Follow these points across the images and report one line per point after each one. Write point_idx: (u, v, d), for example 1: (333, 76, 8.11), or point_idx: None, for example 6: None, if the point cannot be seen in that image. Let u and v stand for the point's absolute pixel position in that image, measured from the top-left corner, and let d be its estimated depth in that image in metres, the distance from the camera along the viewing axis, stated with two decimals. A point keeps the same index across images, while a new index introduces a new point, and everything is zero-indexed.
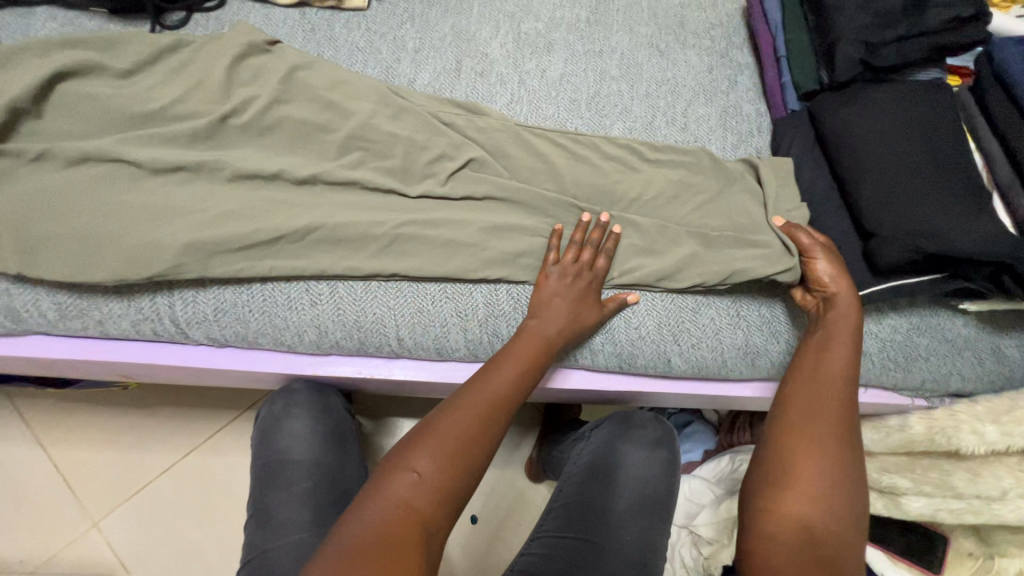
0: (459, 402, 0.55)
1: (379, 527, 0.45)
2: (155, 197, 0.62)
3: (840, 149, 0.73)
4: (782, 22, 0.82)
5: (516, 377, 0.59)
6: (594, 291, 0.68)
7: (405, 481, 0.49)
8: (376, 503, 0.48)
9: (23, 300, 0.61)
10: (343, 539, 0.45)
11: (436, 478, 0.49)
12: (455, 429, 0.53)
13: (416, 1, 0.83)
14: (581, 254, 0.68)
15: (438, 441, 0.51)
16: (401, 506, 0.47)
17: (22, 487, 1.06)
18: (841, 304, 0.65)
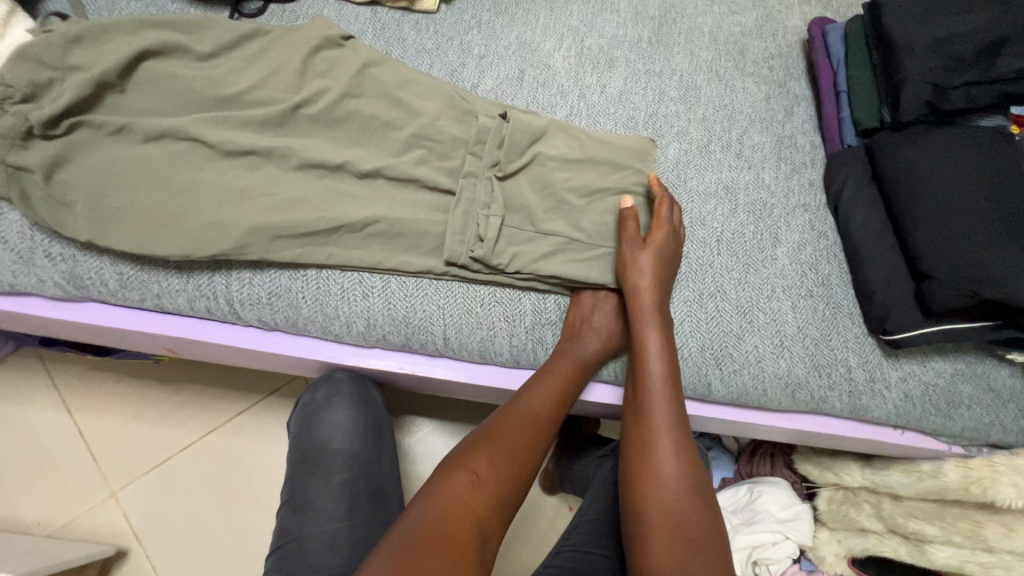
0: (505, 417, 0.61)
1: (441, 522, 0.50)
2: (225, 179, 0.63)
3: (898, 188, 0.72)
4: (845, 58, 0.83)
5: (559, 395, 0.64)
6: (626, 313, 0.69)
7: (460, 480, 0.54)
8: (435, 502, 0.52)
9: (88, 268, 0.63)
10: (400, 532, 0.50)
11: (485, 481, 0.55)
12: (500, 446, 0.58)
13: (484, 9, 0.84)
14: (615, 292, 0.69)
15: (487, 453, 0.57)
16: (458, 505, 0.52)
17: (47, 450, 1.08)
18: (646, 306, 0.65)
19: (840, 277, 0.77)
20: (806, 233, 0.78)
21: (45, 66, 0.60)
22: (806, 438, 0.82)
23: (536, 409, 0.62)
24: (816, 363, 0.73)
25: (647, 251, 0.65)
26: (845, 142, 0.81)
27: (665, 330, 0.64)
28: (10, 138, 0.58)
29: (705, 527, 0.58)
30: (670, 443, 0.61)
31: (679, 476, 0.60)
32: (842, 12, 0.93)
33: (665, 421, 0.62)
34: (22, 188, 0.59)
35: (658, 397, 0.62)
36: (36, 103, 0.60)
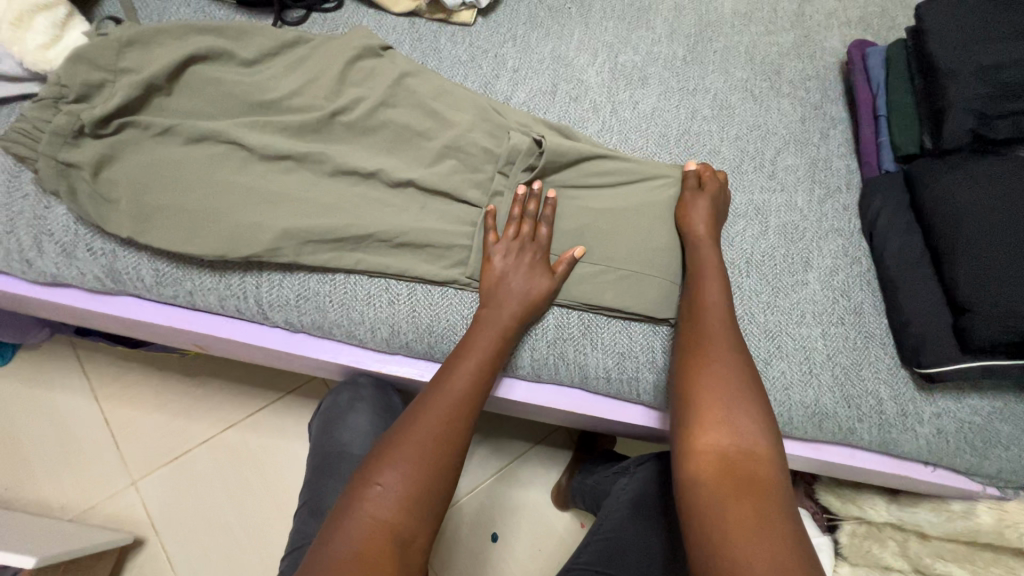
0: (423, 404, 0.55)
1: (355, 547, 0.46)
2: (262, 183, 0.64)
3: (937, 217, 0.70)
4: (886, 82, 0.82)
5: (476, 370, 0.59)
6: (541, 260, 0.66)
7: (372, 495, 0.49)
8: (348, 523, 0.48)
9: (126, 262, 0.65)
10: (317, 567, 0.45)
11: (403, 487, 0.50)
12: (425, 431, 0.53)
13: (520, 23, 0.85)
14: (521, 228, 0.67)
15: (404, 455, 0.51)
16: (371, 522, 0.48)
17: (74, 435, 1.11)
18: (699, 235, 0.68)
19: (874, 305, 0.74)
20: (839, 258, 0.77)
21: (98, 68, 0.63)
22: (832, 470, 0.79)
23: (457, 390, 0.57)
24: (845, 393, 0.70)
25: (703, 198, 0.70)
26: (882, 167, 0.80)
27: (718, 266, 0.66)
28: (62, 136, 0.60)
29: (762, 438, 0.53)
30: (718, 333, 0.60)
31: (731, 377, 0.56)
32: (882, 36, 0.92)
33: (714, 319, 0.61)
34: (70, 183, 0.61)
35: (711, 294, 0.63)
36: (88, 104, 0.62)
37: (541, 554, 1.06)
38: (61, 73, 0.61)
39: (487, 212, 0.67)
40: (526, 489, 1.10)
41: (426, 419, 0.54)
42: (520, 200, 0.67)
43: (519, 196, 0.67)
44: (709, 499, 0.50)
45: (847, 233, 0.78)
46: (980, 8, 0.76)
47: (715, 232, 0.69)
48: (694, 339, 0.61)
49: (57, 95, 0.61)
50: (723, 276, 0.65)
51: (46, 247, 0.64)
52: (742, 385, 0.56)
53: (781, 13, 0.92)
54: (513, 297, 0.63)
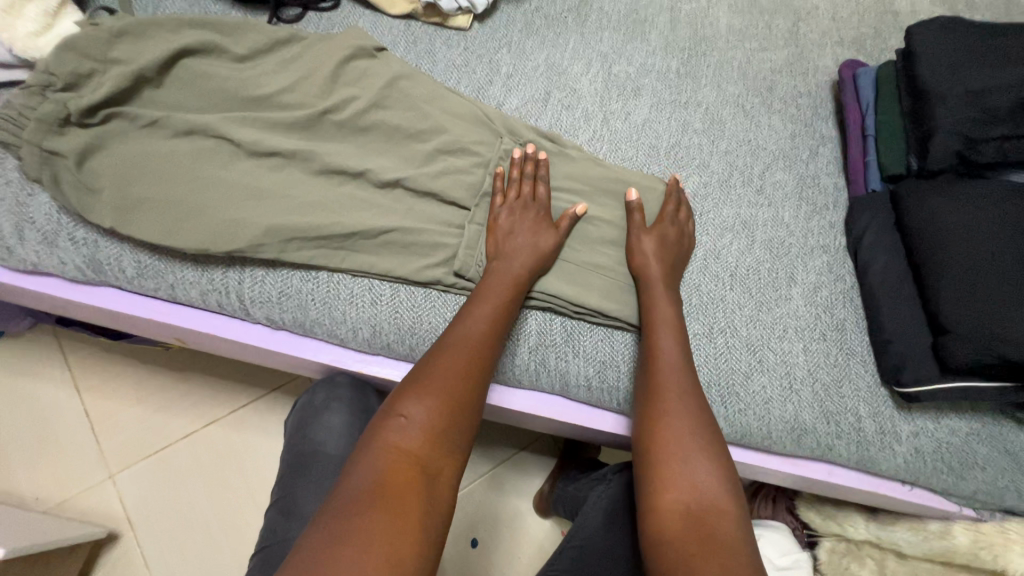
0: (439, 344, 0.57)
1: (376, 473, 0.47)
2: (249, 178, 0.64)
3: (921, 238, 0.71)
4: (875, 103, 0.82)
5: (490, 316, 0.60)
6: (543, 216, 0.67)
7: (395, 425, 0.50)
8: (375, 449, 0.49)
9: (106, 253, 0.64)
10: (345, 488, 0.46)
11: (426, 420, 0.51)
12: (440, 368, 0.54)
13: (516, 30, 0.85)
14: (522, 189, 0.69)
15: (428, 390, 0.53)
16: (393, 451, 0.49)
17: (52, 426, 1.09)
18: (642, 249, 0.68)
19: (856, 322, 0.75)
20: (823, 275, 0.77)
21: (88, 57, 0.63)
22: (810, 486, 0.80)
23: (468, 335, 0.58)
24: (825, 409, 0.71)
25: (652, 239, 0.68)
26: (869, 186, 0.80)
27: (676, 322, 0.64)
28: (47, 124, 0.60)
29: (722, 492, 0.52)
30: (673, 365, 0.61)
31: (690, 437, 0.55)
32: (873, 58, 0.94)
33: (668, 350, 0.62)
34: (53, 171, 0.61)
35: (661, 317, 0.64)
36: (76, 93, 0.62)
37: (519, 561, 1.05)
38: (51, 61, 0.61)
39: (495, 173, 0.69)
40: (508, 496, 1.09)
41: (448, 360, 0.55)
42: (517, 163, 0.69)
43: (516, 160, 0.69)
44: (673, 552, 0.49)
45: (833, 251, 0.79)
46: (967, 33, 0.77)
47: (669, 271, 0.67)
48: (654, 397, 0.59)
49: (45, 83, 0.62)
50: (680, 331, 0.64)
51: (26, 234, 0.63)
52: (699, 426, 0.56)
53: (775, 30, 0.93)
54: (521, 250, 0.64)
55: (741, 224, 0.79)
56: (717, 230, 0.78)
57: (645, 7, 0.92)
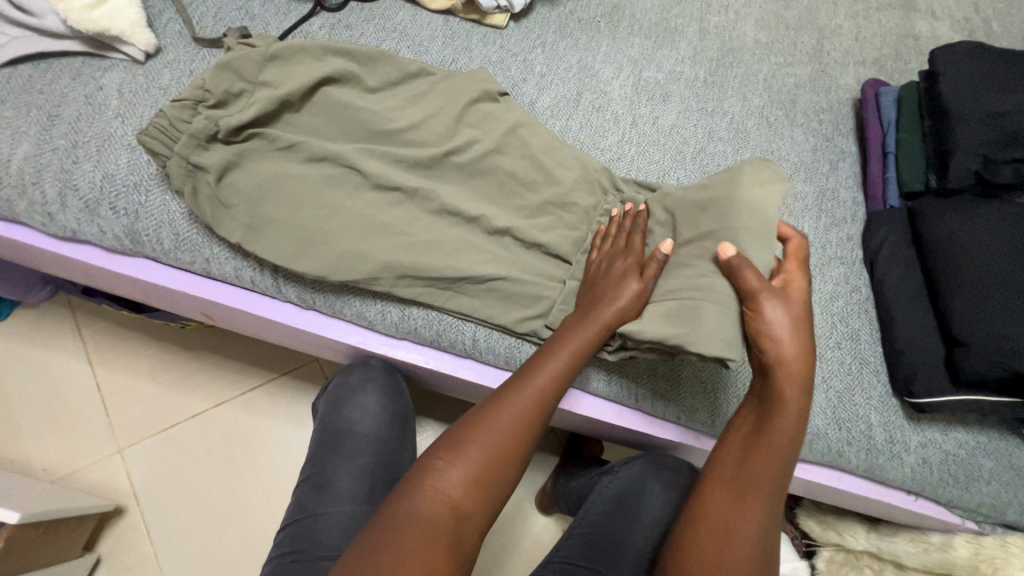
0: (501, 397, 0.58)
1: (415, 513, 0.52)
2: (291, 160, 0.65)
3: (937, 253, 0.73)
4: (896, 121, 0.85)
5: (554, 377, 0.58)
6: (631, 265, 0.62)
7: (439, 470, 0.55)
8: (418, 493, 0.54)
9: (145, 224, 0.65)
10: (392, 514, 0.53)
11: (466, 473, 0.54)
12: (494, 425, 0.56)
13: (550, 31, 0.87)
14: (618, 239, 0.66)
15: (472, 449, 0.55)
16: (434, 495, 0.53)
17: (64, 398, 1.10)
18: (760, 315, 0.57)
19: (870, 332, 0.77)
20: (839, 285, 0.79)
21: (241, 78, 0.64)
22: (816, 491, 0.81)
23: (528, 393, 0.57)
24: (837, 415, 0.72)
25: (774, 303, 0.57)
26: (887, 203, 0.82)
27: (796, 387, 0.57)
28: (198, 139, 0.61)
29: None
30: (774, 451, 0.58)
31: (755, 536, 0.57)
32: (895, 79, 0.96)
33: (774, 436, 0.58)
34: (194, 185, 0.62)
35: (785, 401, 0.58)
36: (224, 110, 0.63)
37: (520, 556, 1.06)
38: (207, 77, 0.62)
39: (596, 232, 0.68)
40: (511, 491, 1.10)
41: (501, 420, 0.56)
42: (616, 220, 0.68)
43: (614, 218, 0.68)
44: None
45: (849, 263, 0.81)
46: (988, 58, 0.80)
47: (799, 328, 0.58)
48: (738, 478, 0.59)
49: (199, 97, 0.62)
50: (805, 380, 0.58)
51: (70, 201, 0.64)
52: (757, 517, 0.58)
53: (801, 46, 0.96)
54: (606, 303, 0.60)
55: None
56: None
57: (675, 16, 0.94)
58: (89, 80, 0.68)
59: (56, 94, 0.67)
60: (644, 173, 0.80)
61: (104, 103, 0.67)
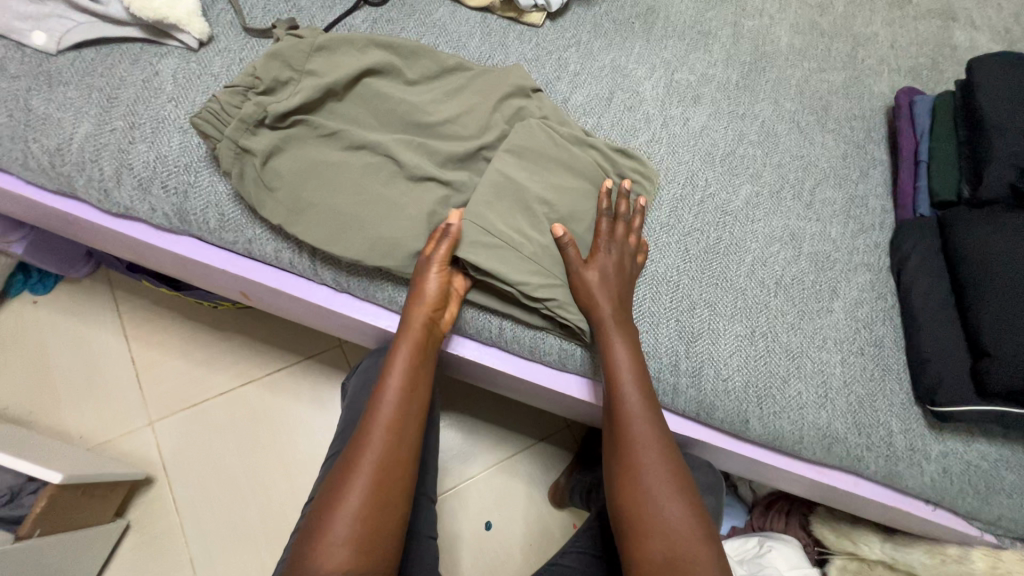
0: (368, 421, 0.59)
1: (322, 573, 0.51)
2: (333, 147, 0.68)
3: (968, 263, 0.72)
4: (930, 130, 0.84)
5: (404, 376, 0.62)
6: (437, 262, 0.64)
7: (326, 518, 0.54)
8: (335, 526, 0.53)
9: (194, 204, 0.68)
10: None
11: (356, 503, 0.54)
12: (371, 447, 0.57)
13: (585, 31, 0.89)
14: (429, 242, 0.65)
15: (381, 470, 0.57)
16: (327, 544, 0.52)
17: (101, 370, 1.15)
18: (591, 289, 0.66)
19: (894, 339, 0.77)
20: (865, 291, 0.79)
21: (288, 67, 0.67)
22: (831, 496, 0.81)
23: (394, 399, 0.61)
24: (857, 420, 0.73)
25: (594, 272, 0.67)
26: (917, 212, 0.82)
27: (618, 328, 0.66)
28: (246, 123, 0.64)
29: (690, 526, 0.59)
30: (635, 401, 0.64)
31: (661, 476, 0.61)
32: (929, 87, 0.95)
33: (628, 387, 0.65)
34: (241, 167, 0.65)
35: (620, 359, 0.65)
36: (272, 96, 0.66)
37: (532, 547, 1.08)
38: (257, 66, 0.65)
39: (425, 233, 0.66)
40: (525, 483, 1.13)
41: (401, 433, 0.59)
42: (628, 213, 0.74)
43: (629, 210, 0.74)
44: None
45: (876, 271, 0.81)
46: None
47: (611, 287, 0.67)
48: (617, 429, 0.65)
49: (249, 84, 0.65)
50: (624, 324, 0.66)
51: (125, 179, 0.68)
52: (668, 459, 0.63)
53: (835, 53, 0.96)
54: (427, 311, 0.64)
55: (787, 235, 0.81)
56: (764, 238, 0.80)
57: (709, 20, 0.95)
58: (146, 65, 0.72)
59: (116, 78, 0.70)
60: (673, 172, 0.82)
61: (160, 87, 0.71)
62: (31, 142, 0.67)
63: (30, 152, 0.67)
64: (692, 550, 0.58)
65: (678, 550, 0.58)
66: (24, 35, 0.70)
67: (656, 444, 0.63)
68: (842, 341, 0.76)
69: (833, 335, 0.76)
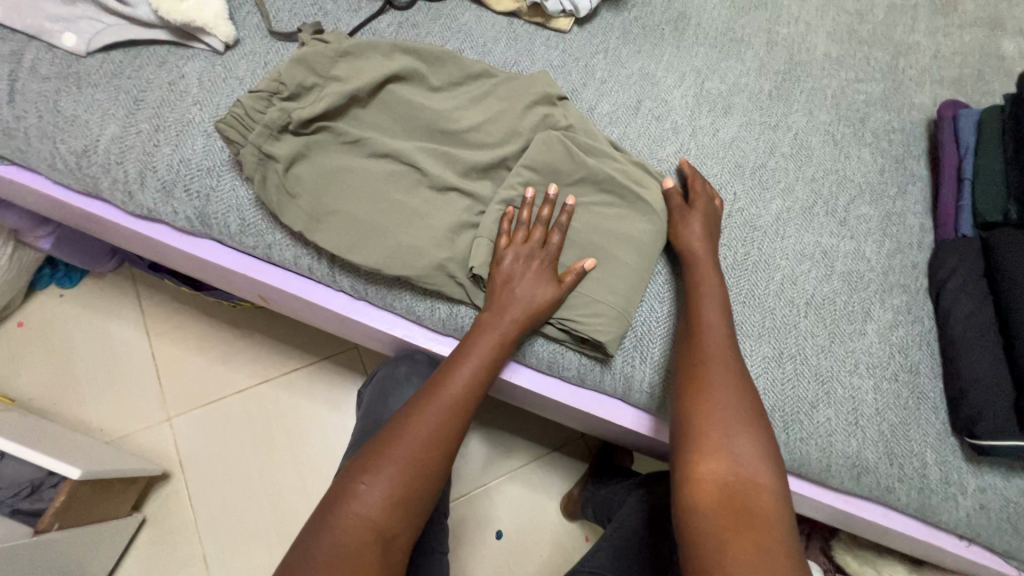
0: (422, 398, 0.59)
1: (338, 544, 0.50)
2: (355, 154, 0.67)
3: (1015, 289, 0.68)
4: (975, 146, 0.80)
5: (470, 375, 0.60)
6: (549, 270, 0.65)
7: (356, 495, 0.53)
8: (333, 518, 0.52)
9: (215, 209, 0.68)
10: (305, 558, 0.49)
11: (386, 488, 0.53)
12: (416, 430, 0.56)
13: (614, 37, 0.87)
14: (532, 234, 0.65)
15: (390, 465, 0.54)
16: (353, 521, 0.51)
17: (122, 364, 1.16)
18: (694, 224, 0.69)
19: (930, 365, 0.73)
20: (900, 314, 0.76)
21: (313, 72, 0.66)
22: (858, 526, 0.78)
23: (452, 394, 0.59)
24: (889, 450, 0.69)
25: (695, 219, 0.70)
26: (959, 231, 0.78)
27: (711, 266, 0.68)
28: (270, 129, 0.63)
29: (764, 468, 0.55)
30: (718, 325, 0.64)
31: (736, 411, 0.58)
32: (974, 100, 0.91)
33: (713, 313, 0.64)
34: (264, 173, 0.64)
35: (710, 287, 0.66)
36: (296, 102, 0.65)
37: (542, 559, 1.06)
38: (282, 71, 0.65)
39: (505, 213, 0.66)
40: (537, 493, 1.11)
41: (415, 425, 0.56)
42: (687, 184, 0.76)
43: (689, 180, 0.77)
44: (709, 517, 0.52)
45: (913, 293, 0.77)
46: None
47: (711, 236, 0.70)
48: (691, 354, 0.63)
49: (273, 90, 0.64)
50: (715, 264, 0.68)
51: (148, 182, 0.68)
52: (745, 390, 0.59)
53: (873, 62, 0.92)
54: (516, 303, 0.62)
55: (819, 252, 0.78)
56: (794, 256, 0.77)
57: (742, 26, 0.92)
58: (173, 68, 0.72)
59: (142, 80, 0.71)
60: None
61: (185, 90, 0.71)
62: (58, 142, 0.68)
63: (58, 152, 0.68)
64: (761, 487, 0.53)
65: (744, 485, 0.53)
66: (55, 37, 0.70)
67: (734, 373, 0.60)
68: (875, 365, 0.72)
69: (866, 359, 0.73)
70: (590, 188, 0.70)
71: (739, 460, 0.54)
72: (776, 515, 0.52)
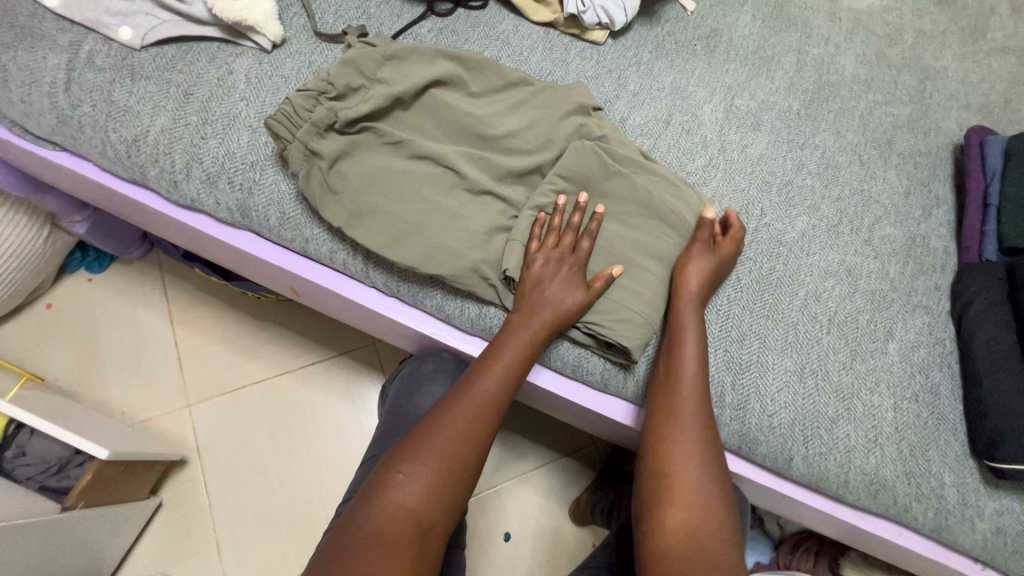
0: (457, 394, 0.61)
1: (378, 531, 0.52)
2: (395, 154, 0.69)
3: None
4: (1002, 173, 0.81)
5: (502, 373, 0.62)
6: (577, 274, 0.66)
7: (394, 484, 0.55)
8: (373, 509, 0.54)
9: (257, 202, 0.70)
10: (348, 543, 0.52)
11: (423, 479, 0.55)
12: (454, 425, 0.58)
13: (647, 50, 0.89)
14: (563, 240, 0.67)
15: (427, 458, 0.56)
16: (393, 510, 0.54)
17: (146, 349, 1.19)
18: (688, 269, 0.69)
19: (951, 388, 0.74)
20: (922, 334, 0.76)
21: (360, 74, 0.68)
22: (871, 544, 0.78)
23: (486, 392, 0.61)
24: (908, 469, 0.70)
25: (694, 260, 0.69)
26: (983, 256, 0.78)
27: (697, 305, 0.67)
28: (316, 127, 0.65)
29: (711, 503, 0.62)
30: (691, 359, 0.65)
31: (698, 445, 0.63)
32: (1001, 127, 0.92)
33: (687, 347, 0.66)
34: (308, 169, 0.66)
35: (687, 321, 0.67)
36: (342, 102, 0.67)
37: (549, 562, 1.07)
38: (332, 72, 0.67)
39: (536, 218, 0.67)
40: (547, 497, 1.12)
41: (451, 420, 0.58)
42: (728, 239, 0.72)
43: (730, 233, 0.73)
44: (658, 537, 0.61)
45: (935, 315, 0.78)
46: None
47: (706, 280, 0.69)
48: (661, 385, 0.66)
49: (321, 88, 0.67)
50: (702, 299, 0.68)
51: (194, 173, 0.70)
52: (707, 427, 0.64)
53: (902, 85, 0.93)
54: (546, 305, 0.64)
55: (843, 270, 0.79)
56: (819, 273, 0.78)
57: (772, 45, 0.93)
58: (222, 64, 0.74)
59: (192, 75, 0.73)
60: (728, 199, 0.80)
61: (233, 86, 0.73)
62: (110, 131, 0.70)
63: (109, 141, 0.70)
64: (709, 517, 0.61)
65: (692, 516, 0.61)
66: (112, 29, 0.73)
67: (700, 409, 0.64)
68: (896, 385, 0.73)
69: (888, 378, 0.73)
70: (621, 196, 0.71)
71: (692, 495, 0.62)
72: (718, 541, 0.61)
